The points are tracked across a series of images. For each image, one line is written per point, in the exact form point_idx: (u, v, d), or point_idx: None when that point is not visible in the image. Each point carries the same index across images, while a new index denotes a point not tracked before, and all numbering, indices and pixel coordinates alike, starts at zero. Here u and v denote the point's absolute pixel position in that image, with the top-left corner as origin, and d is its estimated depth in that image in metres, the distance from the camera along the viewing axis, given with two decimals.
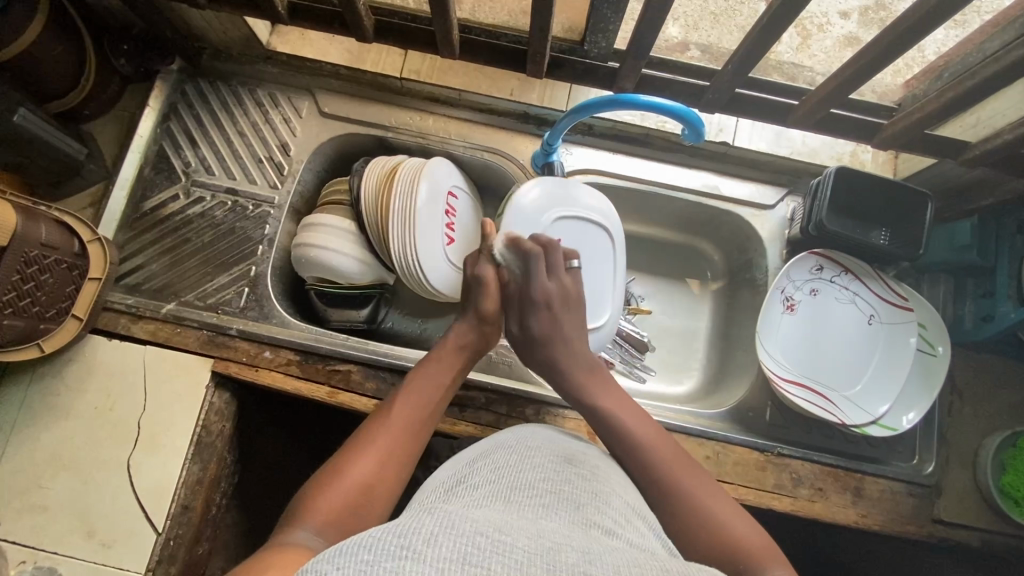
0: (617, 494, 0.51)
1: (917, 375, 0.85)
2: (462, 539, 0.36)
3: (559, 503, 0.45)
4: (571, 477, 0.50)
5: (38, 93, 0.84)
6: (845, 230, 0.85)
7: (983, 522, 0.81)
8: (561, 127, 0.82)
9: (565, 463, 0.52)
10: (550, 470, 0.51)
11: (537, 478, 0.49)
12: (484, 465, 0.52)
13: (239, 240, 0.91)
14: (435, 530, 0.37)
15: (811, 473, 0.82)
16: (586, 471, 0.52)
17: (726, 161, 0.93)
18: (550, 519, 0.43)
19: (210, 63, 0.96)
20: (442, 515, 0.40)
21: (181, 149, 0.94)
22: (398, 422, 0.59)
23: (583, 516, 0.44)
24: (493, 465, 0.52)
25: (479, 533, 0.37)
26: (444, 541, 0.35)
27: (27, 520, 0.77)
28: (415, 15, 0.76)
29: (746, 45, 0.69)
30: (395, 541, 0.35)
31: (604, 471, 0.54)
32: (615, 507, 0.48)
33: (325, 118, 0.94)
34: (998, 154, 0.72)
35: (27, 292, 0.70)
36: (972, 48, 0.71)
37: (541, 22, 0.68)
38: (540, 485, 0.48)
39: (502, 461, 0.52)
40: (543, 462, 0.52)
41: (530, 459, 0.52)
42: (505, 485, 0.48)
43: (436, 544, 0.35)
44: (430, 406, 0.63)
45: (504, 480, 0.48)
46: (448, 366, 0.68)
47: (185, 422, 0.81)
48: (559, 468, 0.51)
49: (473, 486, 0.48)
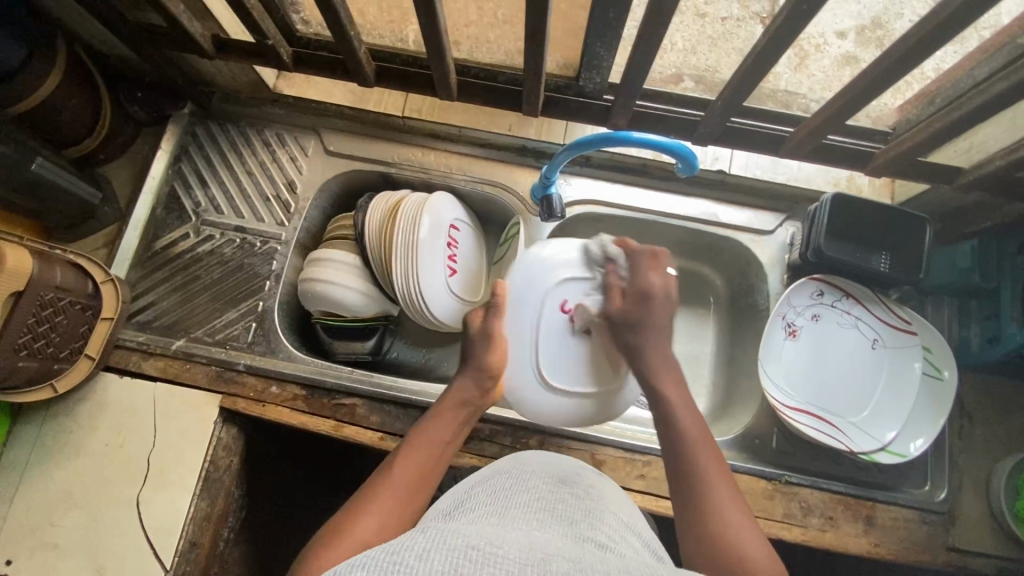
0: (611, 511, 0.51)
1: (925, 400, 0.84)
2: (453, 553, 0.37)
3: (553, 519, 0.46)
4: (565, 495, 0.50)
5: (56, 140, 0.88)
6: (844, 255, 0.85)
7: (999, 549, 0.80)
8: (559, 161, 0.83)
9: (559, 484, 0.53)
10: (545, 490, 0.51)
11: (531, 497, 0.49)
12: (482, 490, 0.52)
13: (247, 276, 0.93)
14: (428, 546, 0.38)
15: (820, 501, 0.81)
16: (581, 490, 0.52)
17: (723, 189, 0.94)
18: (542, 533, 0.43)
19: (220, 106, 1.00)
20: (437, 532, 0.41)
21: (192, 189, 0.97)
22: (400, 480, 0.60)
23: (577, 530, 0.44)
24: (491, 488, 0.52)
25: (470, 546, 0.38)
26: (434, 556, 0.36)
27: (39, 558, 0.78)
28: (415, 58, 0.79)
29: (738, 78, 0.70)
30: (390, 559, 0.36)
31: (598, 491, 0.54)
32: (609, 522, 0.48)
33: (330, 156, 0.97)
34: (993, 177, 0.73)
35: (42, 333, 0.73)
36: (960, 75, 0.72)
37: (534, 65, 0.71)
38: (535, 504, 0.48)
39: (500, 485, 0.52)
40: (537, 483, 0.52)
41: (525, 481, 0.52)
42: (501, 505, 0.48)
43: (427, 559, 0.36)
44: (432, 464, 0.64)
45: (500, 501, 0.49)
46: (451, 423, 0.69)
47: (194, 457, 0.82)
48: (553, 488, 0.51)
49: (470, 508, 0.49)
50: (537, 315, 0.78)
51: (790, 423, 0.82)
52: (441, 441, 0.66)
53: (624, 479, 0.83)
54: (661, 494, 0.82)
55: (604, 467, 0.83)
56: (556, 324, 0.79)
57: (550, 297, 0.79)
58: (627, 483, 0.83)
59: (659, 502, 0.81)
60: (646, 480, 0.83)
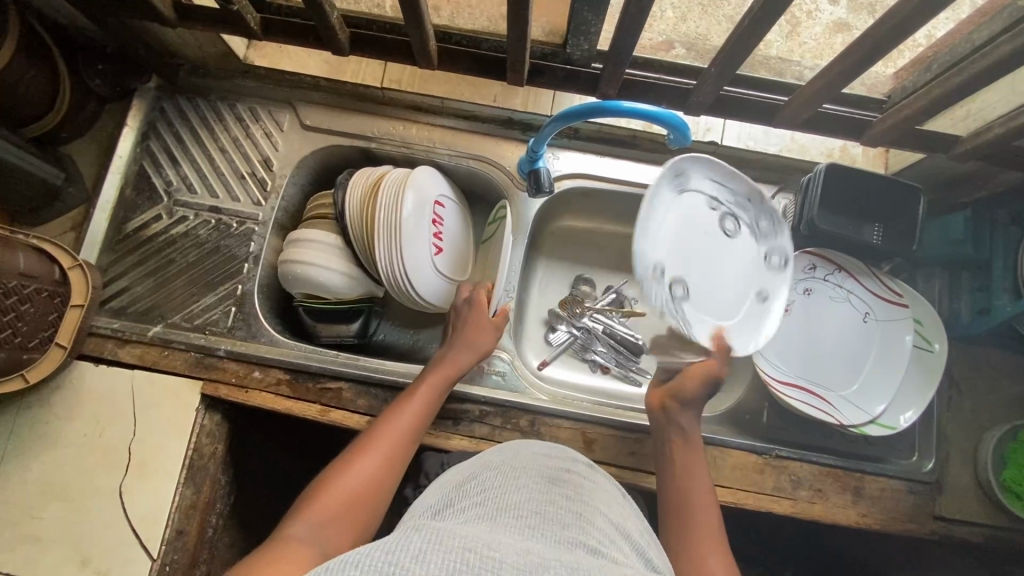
0: (603, 513, 0.50)
1: (912, 373, 0.84)
2: (450, 557, 0.36)
3: (546, 522, 0.45)
4: (558, 496, 0.49)
5: (12, 118, 0.82)
6: (837, 228, 0.83)
7: (984, 517, 0.81)
8: (546, 134, 0.80)
9: (550, 483, 0.51)
10: (537, 489, 0.50)
11: (523, 497, 0.48)
12: (472, 488, 0.51)
13: (224, 258, 0.90)
14: (424, 547, 0.37)
15: (810, 474, 0.81)
16: (572, 490, 0.51)
17: (716, 161, 0.91)
18: (538, 540, 0.42)
19: (188, 79, 0.95)
20: (431, 532, 0.40)
21: (163, 168, 0.93)
22: (398, 427, 0.68)
23: (571, 535, 0.43)
24: (482, 485, 0.50)
25: (467, 551, 0.37)
26: (430, 559, 0.35)
27: (20, 551, 0.76)
28: (393, 25, 0.75)
29: (730, 45, 0.67)
30: (384, 558, 0.35)
31: (588, 489, 0.53)
32: (602, 526, 0.47)
33: (307, 131, 0.93)
34: (990, 146, 0.71)
35: (8, 322, 0.69)
36: (961, 38, 0.69)
37: (518, 30, 0.67)
38: (527, 505, 0.47)
39: (490, 481, 0.51)
40: (529, 481, 0.51)
41: (516, 479, 0.51)
42: (493, 504, 0.47)
43: (423, 561, 0.35)
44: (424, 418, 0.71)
45: (492, 500, 0.47)
46: (443, 378, 0.76)
47: (176, 446, 0.80)
48: (545, 488, 0.50)
49: (460, 508, 0.47)
50: (424, 222, 0.87)
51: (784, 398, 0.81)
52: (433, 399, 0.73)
53: (615, 457, 0.82)
54: (652, 471, 0.81)
55: (595, 446, 0.82)
56: (424, 234, 0.87)
57: (425, 210, 0.87)
58: (619, 460, 0.82)
59: (649, 479, 0.81)
60: (637, 457, 0.82)
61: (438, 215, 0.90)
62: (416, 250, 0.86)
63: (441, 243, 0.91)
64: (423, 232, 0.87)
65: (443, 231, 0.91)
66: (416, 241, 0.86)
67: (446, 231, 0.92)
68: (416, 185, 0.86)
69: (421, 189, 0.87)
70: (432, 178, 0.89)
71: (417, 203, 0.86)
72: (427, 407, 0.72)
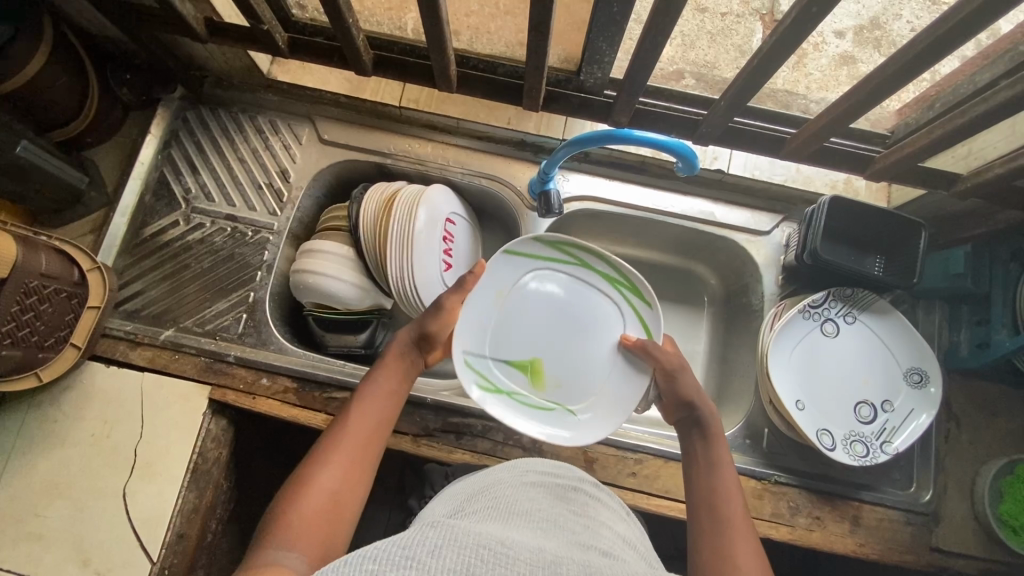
0: (611, 525, 0.51)
1: (915, 410, 0.84)
2: (465, 552, 0.37)
3: (556, 527, 0.46)
4: (567, 508, 0.50)
5: (42, 123, 0.85)
6: (839, 258, 0.85)
7: (981, 550, 0.81)
8: (559, 157, 0.82)
9: (558, 498, 0.53)
10: (545, 502, 0.51)
11: (532, 506, 0.49)
12: (483, 496, 0.52)
13: (238, 265, 0.91)
14: (440, 542, 0.38)
15: (808, 501, 0.82)
16: (578, 505, 0.52)
17: (722, 188, 0.94)
18: (550, 540, 0.43)
19: (212, 91, 0.98)
20: (445, 529, 0.41)
21: (182, 175, 0.95)
22: (359, 425, 0.64)
23: (580, 539, 0.45)
24: (491, 495, 0.52)
25: (482, 546, 0.38)
26: (447, 553, 0.37)
27: (23, 549, 0.77)
28: (414, 47, 0.78)
29: (741, 79, 0.70)
30: (402, 551, 0.37)
31: (594, 507, 0.54)
32: (609, 535, 0.48)
33: (325, 145, 0.95)
34: (991, 185, 0.73)
35: (27, 321, 0.71)
36: (963, 79, 0.71)
37: (536, 58, 0.70)
38: (536, 513, 0.48)
39: (501, 491, 0.52)
40: (538, 494, 0.52)
41: (526, 491, 0.52)
42: (503, 509, 0.48)
43: (440, 555, 0.36)
44: (387, 412, 0.67)
45: (503, 506, 0.49)
46: (402, 370, 0.72)
47: (182, 449, 0.81)
48: (553, 501, 0.51)
49: (472, 510, 0.49)
50: (434, 243, 0.89)
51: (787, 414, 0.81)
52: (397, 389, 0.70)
53: (615, 476, 0.83)
54: (652, 492, 0.82)
55: (596, 465, 0.83)
56: (435, 253, 0.90)
57: (434, 230, 0.89)
58: (619, 480, 0.83)
59: (649, 500, 0.82)
60: (637, 478, 0.83)
61: (449, 234, 0.92)
62: (427, 271, 0.88)
63: (450, 261, 0.93)
64: (433, 252, 0.89)
65: (454, 249, 0.94)
66: (427, 262, 0.88)
67: (456, 249, 0.94)
68: (427, 204, 0.88)
69: (432, 208, 0.89)
70: (443, 197, 0.91)
71: (429, 222, 0.88)
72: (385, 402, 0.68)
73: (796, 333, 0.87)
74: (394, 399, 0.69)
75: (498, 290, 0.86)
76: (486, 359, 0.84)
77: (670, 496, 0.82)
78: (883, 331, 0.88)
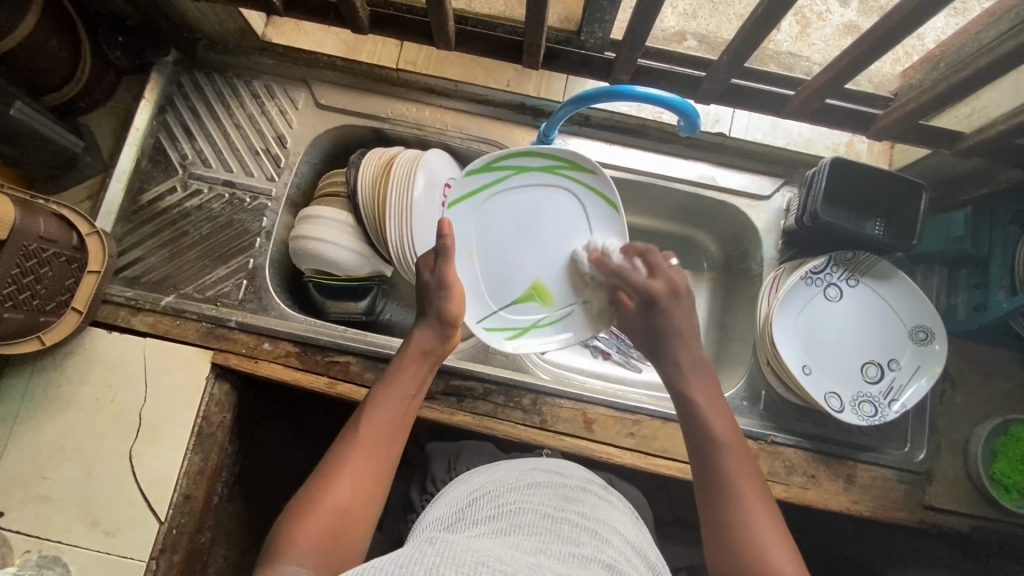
0: (615, 529, 0.52)
1: (922, 366, 0.84)
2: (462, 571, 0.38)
3: (558, 540, 0.47)
4: (572, 513, 0.51)
5: (35, 86, 0.84)
6: (839, 220, 0.85)
7: (972, 508, 0.83)
8: (558, 118, 0.82)
9: (562, 500, 0.53)
10: (551, 506, 0.52)
11: (535, 514, 0.50)
12: (484, 504, 0.53)
13: (237, 232, 0.91)
14: (437, 562, 0.39)
15: (803, 461, 0.83)
16: (586, 508, 0.53)
17: (722, 152, 0.93)
18: (550, 557, 0.44)
19: (206, 55, 0.96)
20: (445, 545, 0.42)
21: (178, 141, 0.94)
22: (370, 437, 0.62)
23: (582, 551, 0.46)
24: (494, 501, 0.53)
25: (480, 567, 0.39)
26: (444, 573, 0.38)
27: (33, 510, 0.78)
28: (411, 6, 0.76)
29: (741, 36, 0.69)
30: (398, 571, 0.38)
31: (600, 508, 0.55)
32: (613, 542, 0.49)
33: (322, 110, 0.94)
34: (993, 143, 0.72)
35: (27, 285, 0.71)
36: (968, 38, 0.70)
37: (535, 13, 0.68)
38: (540, 522, 0.49)
39: (504, 496, 0.53)
40: (542, 498, 0.53)
41: (528, 495, 0.53)
42: (505, 523, 0.49)
43: None
44: (398, 418, 0.66)
45: (505, 518, 0.50)
46: (412, 376, 0.70)
47: (186, 413, 0.82)
48: (557, 504, 0.52)
49: (473, 524, 0.50)
50: (431, 209, 0.88)
51: (790, 377, 0.81)
52: (407, 394, 0.68)
53: (614, 437, 0.84)
54: (650, 452, 0.83)
55: (595, 426, 0.84)
56: (433, 218, 0.88)
57: (432, 194, 0.88)
58: (617, 441, 0.84)
59: (647, 459, 0.83)
60: (635, 438, 0.84)
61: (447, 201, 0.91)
62: (424, 235, 0.86)
63: None
64: (430, 217, 0.88)
65: None
66: (424, 226, 0.87)
67: None
68: (424, 167, 0.87)
69: (429, 172, 0.88)
70: (441, 162, 0.90)
71: (426, 187, 0.87)
72: (397, 414, 0.66)
73: (799, 298, 0.87)
74: (410, 399, 0.68)
75: (466, 247, 0.83)
76: (494, 313, 0.85)
77: (670, 455, 0.84)
78: (890, 296, 0.87)
